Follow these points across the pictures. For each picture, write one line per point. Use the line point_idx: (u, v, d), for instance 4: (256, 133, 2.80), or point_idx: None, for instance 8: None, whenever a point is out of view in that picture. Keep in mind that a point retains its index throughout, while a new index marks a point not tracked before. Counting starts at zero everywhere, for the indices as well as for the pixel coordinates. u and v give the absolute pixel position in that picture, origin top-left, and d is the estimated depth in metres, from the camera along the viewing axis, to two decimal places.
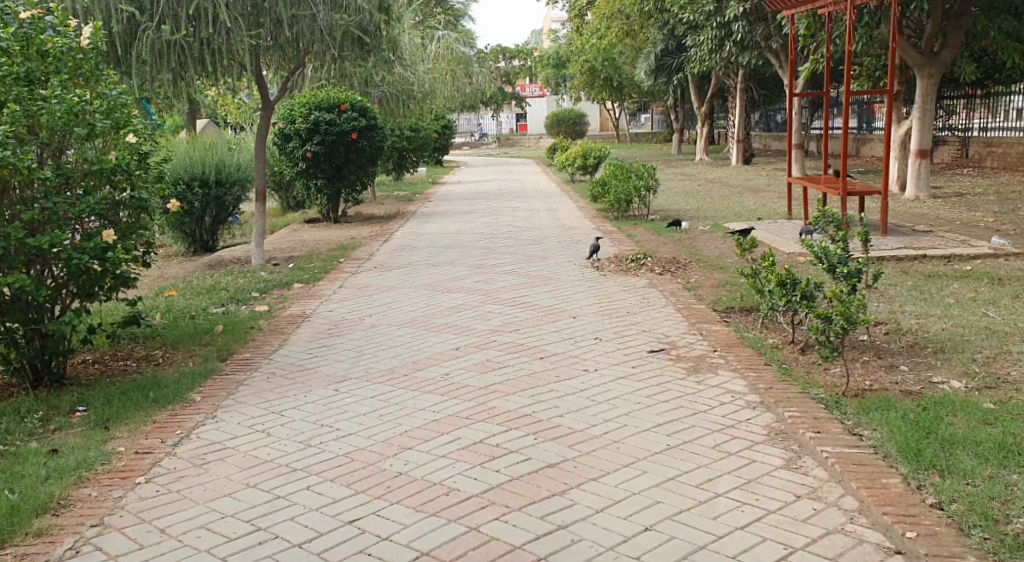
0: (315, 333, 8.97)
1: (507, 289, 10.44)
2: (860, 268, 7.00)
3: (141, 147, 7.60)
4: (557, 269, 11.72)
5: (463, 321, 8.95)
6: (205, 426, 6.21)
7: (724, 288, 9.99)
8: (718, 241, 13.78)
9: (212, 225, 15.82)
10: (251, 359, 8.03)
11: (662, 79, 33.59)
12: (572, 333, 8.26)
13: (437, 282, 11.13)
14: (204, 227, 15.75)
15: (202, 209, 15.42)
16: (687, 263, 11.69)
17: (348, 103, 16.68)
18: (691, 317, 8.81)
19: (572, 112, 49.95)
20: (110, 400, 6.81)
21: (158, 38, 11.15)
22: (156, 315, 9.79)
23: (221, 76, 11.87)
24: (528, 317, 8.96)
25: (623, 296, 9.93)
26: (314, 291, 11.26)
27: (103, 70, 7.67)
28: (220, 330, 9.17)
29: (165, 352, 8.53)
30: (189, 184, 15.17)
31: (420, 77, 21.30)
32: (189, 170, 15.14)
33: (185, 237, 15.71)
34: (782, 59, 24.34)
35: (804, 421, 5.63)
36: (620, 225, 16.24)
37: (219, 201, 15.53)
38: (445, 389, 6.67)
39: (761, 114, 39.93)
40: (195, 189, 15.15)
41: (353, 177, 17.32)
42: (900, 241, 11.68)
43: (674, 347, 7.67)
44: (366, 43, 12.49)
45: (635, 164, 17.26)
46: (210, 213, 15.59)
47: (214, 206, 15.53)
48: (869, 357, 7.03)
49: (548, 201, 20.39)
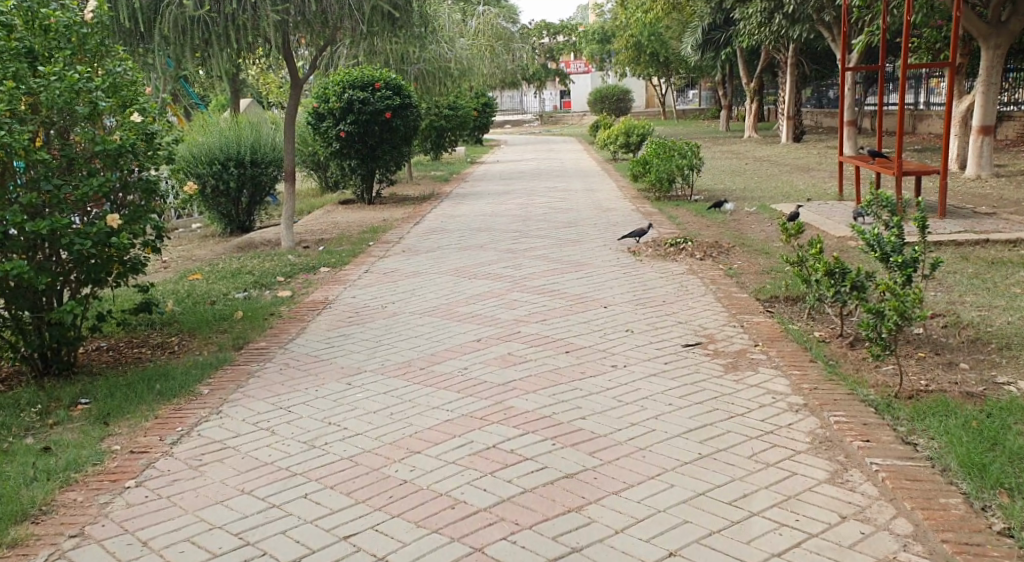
0: (335, 321, 8.61)
1: (539, 276, 10.00)
2: (914, 258, 6.47)
3: (149, 126, 7.21)
4: (593, 253, 11.26)
5: (489, 310, 8.52)
6: (207, 422, 5.84)
7: (768, 276, 9.47)
8: (764, 224, 13.24)
9: (248, 205, 15.51)
10: (266, 349, 7.66)
11: (709, 54, 32.81)
12: (602, 324, 7.80)
13: (466, 267, 10.71)
14: (240, 208, 15.45)
15: (238, 190, 15.10)
16: (729, 248, 11.17)
17: (382, 81, 16.23)
18: (731, 307, 8.30)
19: (617, 88, 49.20)
20: (114, 392, 6.43)
21: (180, 13, 10.78)
22: (175, 299, 9.45)
23: (247, 52, 11.50)
24: (558, 306, 8.51)
25: (660, 283, 9.43)
26: (340, 276, 10.89)
27: (109, 46, 7.36)
28: (239, 316, 8.82)
29: (181, 340, 8.19)
30: (225, 163, 14.86)
31: (460, 54, 20.85)
32: (225, 149, 14.82)
33: (220, 218, 15.40)
34: (834, 33, 23.60)
35: (853, 428, 5.14)
36: (661, 206, 15.72)
37: (253, 181, 15.20)
38: (463, 386, 6.24)
39: (812, 91, 39.00)
40: (231, 170, 14.82)
41: (387, 157, 16.93)
42: (959, 224, 11.06)
43: (712, 341, 7.18)
44: (397, 18, 12.10)
45: (679, 143, 16.69)
46: (245, 194, 15.27)
47: (250, 185, 15.20)
48: (924, 354, 6.51)
49: (588, 181, 19.86)
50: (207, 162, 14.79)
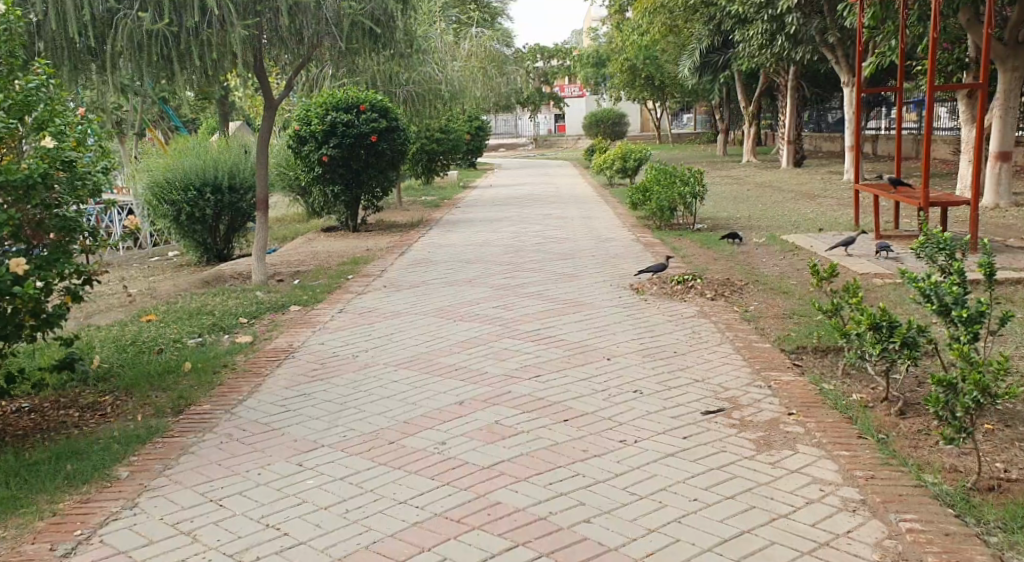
0: (297, 374, 7.49)
1: (532, 318, 8.88)
2: (982, 310, 5.37)
3: (67, 152, 6.14)
4: (591, 290, 10.17)
5: (473, 362, 7.38)
6: (117, 522, 4.81)
7: (791, 321, 8.36)
8: (776, 257, 12.18)
9: (227, 233, 14.43)
10: (209, 414, 6.52)
11: (708, 77, 31.91)
12: (606, 383, 6.66)
13: (450, 308, 9.59)
14: (217, 236, 14.34)
15: (215, 217, 14.01)
16: (743, 286, 10.08)
17: (367, 103, 15.16)
18: (753, 360, 7.18)
19: (612, 112, 48.34)
20: (11, 476, 5.31)
21: (137, 26, 9.65)
22: (117, 348, 8.29)
23: (214, 73, 10.37)
24: (555, 358, 7.36)
25: (668, 328, 8.31)
26: (309, 318, 9.75)
27: (20, 58, 6.23)
28: (187, 369, 7.68)
29: (114, 401, 7.06)
30: (200, 189, 13.72)
31: (450, 75, 19.77)
32: (202, 174, 13.72)
33: (196, 246, 14.28)
34: (837, 54, 22.64)
35: (933, 543, 4.17)
36: (663, 237, 14.65)
37: (232, 208, 14.09)
38: (439, 469, 5.11)
39: (812, 113, 38.08)
40: (207, 196, 13.70)
41: (373, 183, 15.85)
42: (995, 259, 10.00)
43: (737, 408, 6.03)
44: (378, 34, 11.06)
45: (682, 169, 15.63)
46: (224, 221, 14.18)
47: (228, 213, 14.10)
48: (995, 426, 5.40)
49: (584, 208, 18.83)
50: (183, 187, 13.64)
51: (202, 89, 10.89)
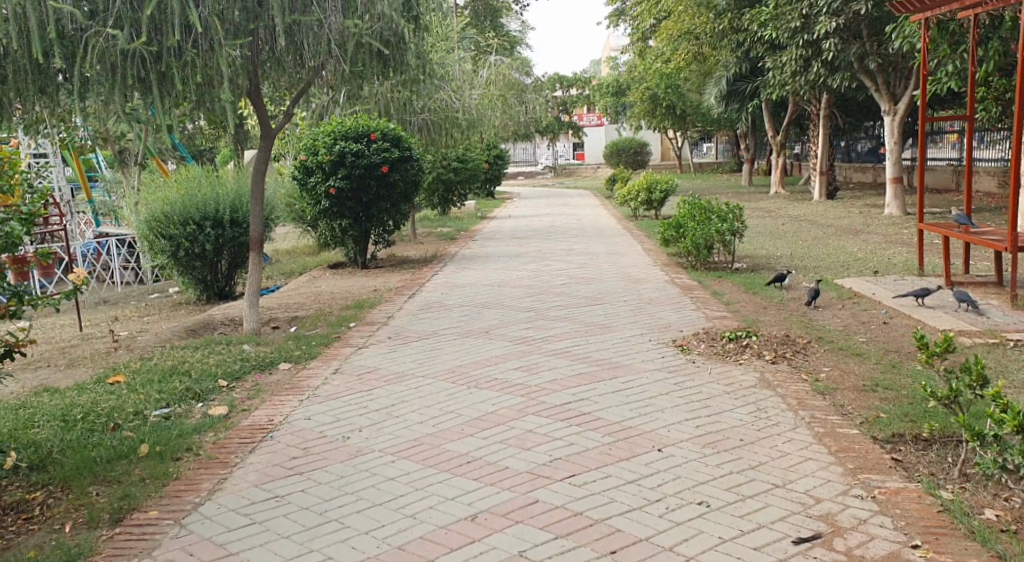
0: (273, 464, 6.07)
1: (562, 386, 7.41)
2: None
3: None
4: (628, 347, 8.71)
5: (491, 453, 5.92)
6: None
7: (875, 396, 6.88)
8: (834, 303, 10.71)
9: (230, 269, 13.01)
10: (156, 529, 5.18)
11: (735, 105, 30.33)
12: (658, 486, 5.25)
13: (464, 369, 8.14)
14: (219, 273, 12.94)
15: (216, 253, 12.60)
16: (806, 344, 8.59)
17: (378, 131, 13.86)
18: (843, 453, 5.70)
19: (633, 141, 46.86)
20: None
21: (110, 46, 8.05)
22: (60, 425, 6.90)
23: (201, 105, 8.78)
24: (594, 448, 5.91)
25: (728, 404, 6.82)
26: (301, 380, 8.32)
27: None
28: (142, 453, 6.25)
29: (47, 499, 5.70)
30: (200, 224, 12.30)
31: (467, 102, 18.31)
32: (202, 207, 12.28)
33: (195, 283, 12.87)
34: (878, 81, 21.15)
35: None
36: (701, 278, 13.17)
37: (235, 243, 12.69)
38: None
39: (842, 143, 36.54)
40: (207, 230, 12.27)
41: (385, 216, 14.38)
42: None
43: (839, 533, 4.75)
44: (387, 56, 9.54)
45: (718, 204, 14.18)
46: (226, 257, 12.78)
47: (230, 248, 12.72)
48: None
49: (609, 243, 17.34)
50: (180, 220, 12.20)
51: (192, 116, 9.31)
